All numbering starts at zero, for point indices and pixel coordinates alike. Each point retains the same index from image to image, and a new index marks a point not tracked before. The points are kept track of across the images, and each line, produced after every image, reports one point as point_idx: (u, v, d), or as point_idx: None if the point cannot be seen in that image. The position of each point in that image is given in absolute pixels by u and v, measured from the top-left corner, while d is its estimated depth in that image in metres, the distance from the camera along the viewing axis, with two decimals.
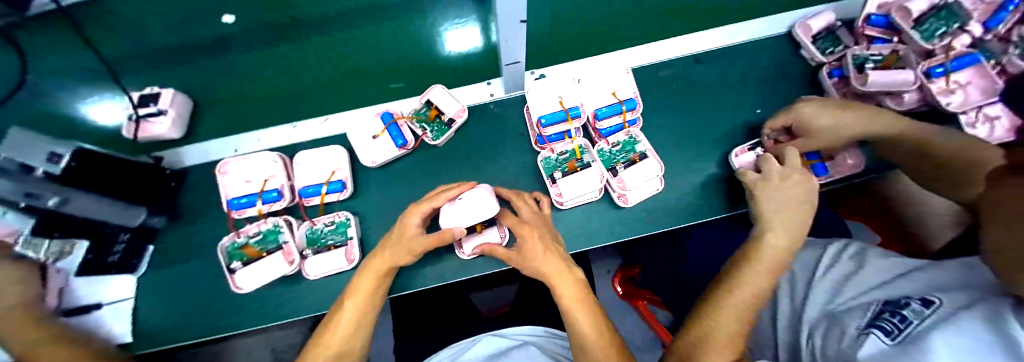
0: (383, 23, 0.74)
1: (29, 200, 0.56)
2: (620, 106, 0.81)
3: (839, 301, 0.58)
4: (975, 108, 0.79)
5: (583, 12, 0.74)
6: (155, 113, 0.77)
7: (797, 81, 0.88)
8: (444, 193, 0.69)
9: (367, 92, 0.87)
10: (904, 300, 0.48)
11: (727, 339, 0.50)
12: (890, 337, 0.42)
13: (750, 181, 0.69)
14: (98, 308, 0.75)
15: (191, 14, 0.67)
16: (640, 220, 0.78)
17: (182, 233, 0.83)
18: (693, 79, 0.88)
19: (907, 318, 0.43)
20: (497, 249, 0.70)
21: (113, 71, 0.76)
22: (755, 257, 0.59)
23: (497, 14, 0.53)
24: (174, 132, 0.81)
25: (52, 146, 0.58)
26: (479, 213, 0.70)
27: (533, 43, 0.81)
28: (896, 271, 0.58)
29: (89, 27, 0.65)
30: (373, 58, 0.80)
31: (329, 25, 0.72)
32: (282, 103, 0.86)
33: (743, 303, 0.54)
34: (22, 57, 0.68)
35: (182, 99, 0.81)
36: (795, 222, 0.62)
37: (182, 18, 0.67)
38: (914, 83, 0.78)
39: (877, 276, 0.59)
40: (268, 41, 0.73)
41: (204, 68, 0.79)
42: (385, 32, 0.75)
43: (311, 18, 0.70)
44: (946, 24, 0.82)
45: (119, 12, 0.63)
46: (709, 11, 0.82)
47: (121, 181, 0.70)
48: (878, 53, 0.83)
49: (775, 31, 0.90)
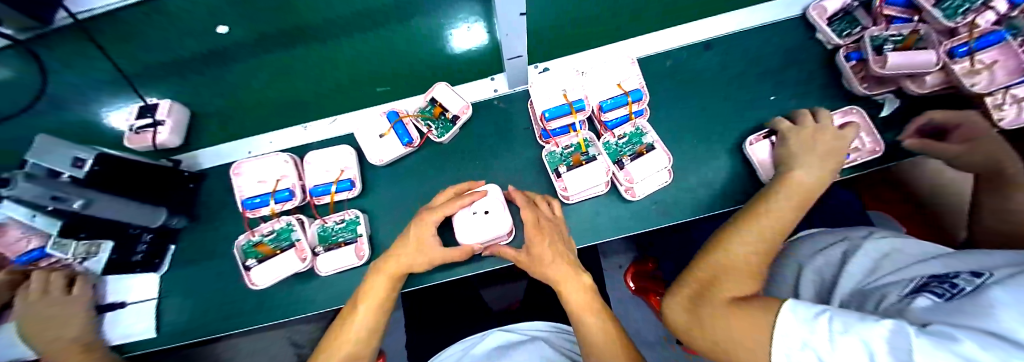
0: (380, 29, 0.79)
1: (56, 204, 0.58)
2: (625, 97, 0.80)
3: (867, 281, 0.55)
4: (1003, 89, 0.75)
5: (582, 12, 0.79)
6: (153, 124, 0.81)
7: (810, 66, 0.85)
8: (455, 202, 0.70)
9: (367, 92, 0.87)
10: (952, 273, 0.44)
11: (737, 274, 0.49)
12: (942, 297, 0.39)
13: (784, 129, 0.70)
14: (122, 307, 0.79)
15: (197, 28, 0.74)
16: (648, 213, 0.78)
17: (202, 232, 0.86)
18: (703, 66, 0.86)
19: (959, 283, 0.40)
20: (510, 254, 0.70)
21: (132, 82, 0.80)
22: (767, 201, 0.56)
23: (497, 10, 0.53)
24: (175, 140, 0.83)
25: (73, 150, 0.61)
26: (487, 228, 0.74)
27: (534, 39, 0.84)
28: (926, 254, 0.56)
29: (106, 40, 0.72)
30: (374, 65, 0.84)
31: (328, 31, 0.78)
32: (281, 109, 0.88)
33: (754, 250, 0.51)
34: (43, 74, 0.77)
35: (181, 110, 0.84)
36: (807, 188, 0.57)
37: (192, 29, 0.74)
38: (937, 64, 0.75)
39: (904, 258, 0.56)
40: (267, 46, 0.77)
41: (210, 79, 0.82)
42: (381, 38, 0.80)
43: (316, 25, 0.76)
44: (969, 0, 0.76)
45: (133, 25, 0.71)
46: (709, 12, 0.85)
47: (141, 184, 0.73)
48: (898, 33, 0.80)
49: (788, 15, 0.86)
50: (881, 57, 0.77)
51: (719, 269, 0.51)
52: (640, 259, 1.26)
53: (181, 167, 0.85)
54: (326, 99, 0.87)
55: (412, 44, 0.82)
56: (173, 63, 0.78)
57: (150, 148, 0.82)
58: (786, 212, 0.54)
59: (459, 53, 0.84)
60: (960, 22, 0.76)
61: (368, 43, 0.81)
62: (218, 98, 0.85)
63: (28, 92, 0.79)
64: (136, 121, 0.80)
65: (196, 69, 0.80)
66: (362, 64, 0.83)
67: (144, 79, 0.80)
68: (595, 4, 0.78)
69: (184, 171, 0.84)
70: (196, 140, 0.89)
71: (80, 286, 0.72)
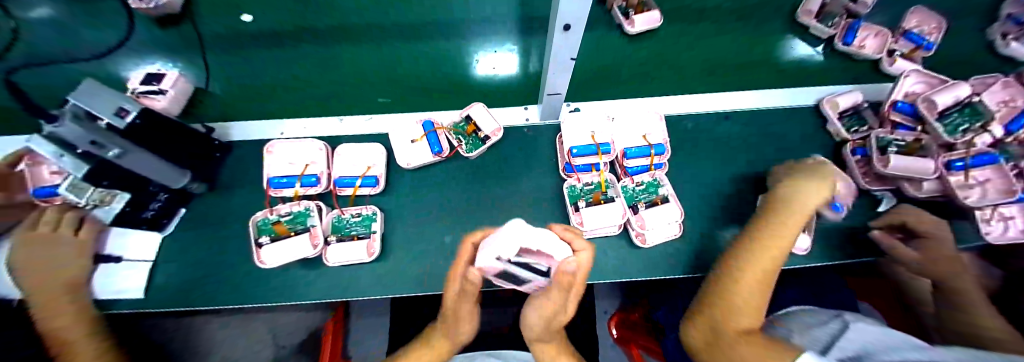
0: (397, 41, 1.01)
1: (92, 147, 0.57)
2: (649, 149, 0.85)
3: None
4: (990, 206, 0.84)
5: (593, 59, 1.03)
6: (155, 92, 0.85)
7: (801, 154, 0.96)
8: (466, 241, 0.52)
9: (368, 95, 0.97)
10: None
11: (759, 270, 0.56)
12: None
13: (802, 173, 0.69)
14: (116, 261, 0.78)
15: (263, 32, 1.01)
16: (654, 261, 0.81)
17: (220, 201, 0.87)
18: (719, 133, 0.95)
19: None
20: (568, 274, 0.44)
21: (203, 47, 0.98)
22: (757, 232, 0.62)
23: (553, 52, 0.60)
24: (172, 110, 0.88)
25: (121, 102, 0.64)
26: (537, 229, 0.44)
27: (581, 77, 1.02)
28: (879, 335, 0.51)
29: (210, 18, 1.00)
30: (382, 66, 0.99)
31: (354, 30, 1.02)
32: (295, 96, 0.97)
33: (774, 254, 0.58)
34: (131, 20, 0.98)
35: (184, 84, 0.90)
36: (792, 220, 0.61)
37: (263, 30, 1.01)
38: (935, 173, 0.84)
39: (861, 340, 0.51)
40: (302, 37, 1.01)
41: (258, 61, 0.99)
42: (376, 27, 1.03)
43: (349, 27, 1.03)
44: (969, 121, 0.89)
45: (233, 11, 1.02)
46: (712, 74, 1.03)
47: (171, 147, 0.73)
48: (902, 139, 0.88)
49: (771, 104, 1.00)
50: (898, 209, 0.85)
51: (745, 267, 0.56)
52: (626, 307, 1.20)
53: (214, 136, 0.87)
54: (351, 93, 0.97)
55: (412, 48, 1.00)
56: (235, 40, 1.00)
57: (162, 108, 0.84)
58: (782, 228, 0.60)
59: (477, 75, 0.98)
60: (959, 139, 0.87)
61: (374, 51, 1.00)
62: (251, 80, 0.97)
63: (110, 42, 0.96)
64: (138, 88, 0.84)
65: (252, 50, 0.99)
66: (363, 62, 0.99)
67: (217, 47, 0.98)
68: (614, 56, 1.03)
69: (214, 139, 0.86)
70: (208, 111, 0.94)
71: (88, 231, 0.72)
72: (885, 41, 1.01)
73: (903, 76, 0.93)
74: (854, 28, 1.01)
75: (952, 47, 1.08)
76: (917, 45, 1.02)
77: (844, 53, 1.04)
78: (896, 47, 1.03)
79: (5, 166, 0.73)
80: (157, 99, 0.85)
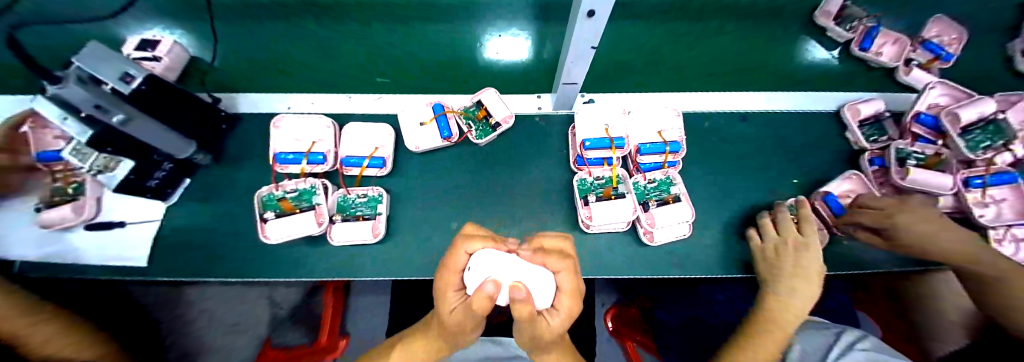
0: (408, 21, 0.97)
1: (95, 112, 0.56)
2: (664, 145, 0.82)
3: None
4: (1006, 226, 0.82)
5: (609, 50, 1.00)
6: (150, 59, 0.83)
7: (818, 161, 0.93)
8: (459, 247, 0.43)
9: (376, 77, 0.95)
10: None
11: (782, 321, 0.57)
12: None
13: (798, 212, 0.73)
14: (120, 226, 0.80)
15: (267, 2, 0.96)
16: (661, 259, 0.80)
17: (227, 173, 0.86)
18: (735, 133, 0.93)
19: None
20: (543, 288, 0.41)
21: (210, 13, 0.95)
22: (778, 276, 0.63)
23: (573, 39, 0.57)
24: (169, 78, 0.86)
25: (126, 67, 0.64)
26: (523, 262, 0.40)
27: (596, 69, 0.99)
28: None
29: None
30: (392, 47, 0.96)
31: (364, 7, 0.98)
32: (301, 73, 0.95)
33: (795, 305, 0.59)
34: None
35: (178, 52, 0.88)
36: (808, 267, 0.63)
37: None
38: (952, 188, 0.83)
39: None
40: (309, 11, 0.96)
41: (265, 34, 0.96)
42: (380, 6, 0.98)
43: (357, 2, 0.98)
44: (991, 138, 0.84)
45: None
46: (729, 73, 1.00)
47: (177, 114, 0.71)
48: (921, 152, 0.85)
49: (789, 108, 0.97)
50: (859, 201, 0.80)
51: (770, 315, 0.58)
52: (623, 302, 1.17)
53: (220, 106, 0.86)
54: (359, 73, 0.95)
55: (423, 30, 0.97)
56: (240, 10, 0.96)
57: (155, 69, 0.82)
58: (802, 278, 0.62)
59: (490, 60, 0.96)
60: (980, 156, 0.84)
61: (385, 31, 0.97)
62: (257, 52, 0.95)
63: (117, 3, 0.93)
64: (131, 54, 0.82)
65: (258, 22, 0.96)
66: (372, 43, 0.96)
67: (223, 15, 0.95)
68: (630, 50, 1.00)
69: (220, 111, 0.84)
70: (215, 81, 0.93)
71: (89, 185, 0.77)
72: (904, 49, 0.97)
73: (929, 87, 0.89)
74: (871, 34, 0.97)
75: (975, 59, 1.05)
76: (935, 55, 0.98)
77: (860, 59, 1.01)
78: (913, 56, 0.99)
79: (8, 127, 0.72)
80: (151, 65, 0.83)
